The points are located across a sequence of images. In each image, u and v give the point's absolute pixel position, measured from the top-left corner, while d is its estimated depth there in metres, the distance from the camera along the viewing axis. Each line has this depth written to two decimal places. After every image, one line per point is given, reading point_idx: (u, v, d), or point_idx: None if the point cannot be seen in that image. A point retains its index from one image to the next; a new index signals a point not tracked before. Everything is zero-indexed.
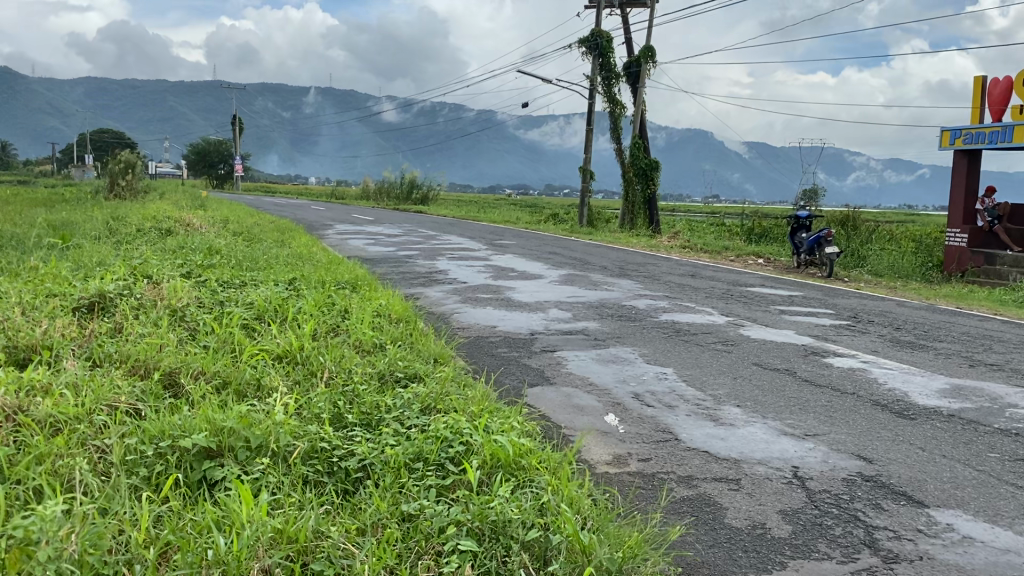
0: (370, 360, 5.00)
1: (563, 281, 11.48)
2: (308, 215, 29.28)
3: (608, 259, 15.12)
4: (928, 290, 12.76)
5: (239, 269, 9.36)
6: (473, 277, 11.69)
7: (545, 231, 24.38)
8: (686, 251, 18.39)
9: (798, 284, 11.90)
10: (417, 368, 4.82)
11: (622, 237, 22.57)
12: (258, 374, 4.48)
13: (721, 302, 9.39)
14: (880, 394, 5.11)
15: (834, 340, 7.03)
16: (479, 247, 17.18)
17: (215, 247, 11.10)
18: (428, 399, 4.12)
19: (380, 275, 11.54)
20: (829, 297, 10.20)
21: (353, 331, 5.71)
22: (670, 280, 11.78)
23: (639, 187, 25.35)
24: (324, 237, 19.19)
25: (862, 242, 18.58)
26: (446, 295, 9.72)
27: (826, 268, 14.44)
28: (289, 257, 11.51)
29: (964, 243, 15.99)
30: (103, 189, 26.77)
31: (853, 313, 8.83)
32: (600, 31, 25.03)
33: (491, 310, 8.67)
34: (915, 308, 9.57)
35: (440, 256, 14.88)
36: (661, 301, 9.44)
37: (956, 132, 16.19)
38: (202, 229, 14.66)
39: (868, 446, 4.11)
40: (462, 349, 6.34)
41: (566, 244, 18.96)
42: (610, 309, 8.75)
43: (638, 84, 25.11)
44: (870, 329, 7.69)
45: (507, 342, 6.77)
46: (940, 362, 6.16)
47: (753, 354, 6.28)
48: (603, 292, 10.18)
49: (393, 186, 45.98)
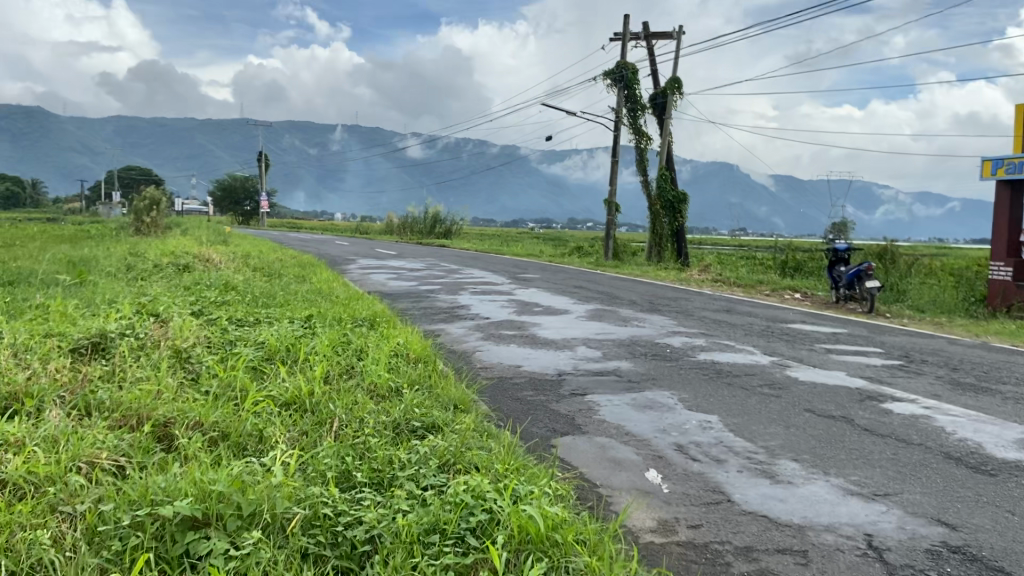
0: (384, 407, 4.56)
1: (591, 316, 11.03)
2: (331, 250, 29.13)
3: (637, 294, 14.65)
4: (976, 326, 12.13)
5: (254, 305, 9.03)
6: (497, 313, 11.28)
7: (570, 265, 23.97)
8: (717, 285, 17.88)
9: (838, 320, 11.36)
10: (436, 417, 4.38)
11: (650, 271, 22.10)
12: (261, 425, 4.06)
13: (761, 340, 8.89)
14: (952, 445, 4.58)
15: (889, 382, 6.50)
16: (503, 282, 16.82)
17: (232, 283, 10.80)
18: (447, 454, 3.67)
19: (402, 311, 11.16)
20: (875, 334, 9.63)
21: (368, 373, 5.28)
22: (704, 316, 11.30)
23: (666, 221, 24.91)
24: (346, 272, 18.90)
25: (900, 276, 17.97)
26: (469, 332, 9.31)
27: (867, 303, 13.85)
28: (307, 293, 11.17)
29: (1009, 277, 15.32)
30: (128, 226, 26.83)
31: (905, 352, 8.28)
32: (626, 63, 24.81)
33: (517, 347, 8.24)
34: (969, 345, 9.00)
35: (463, 291, 14.51)
36: (696, 338, 8.96)
37: (998, 162, 15.62)
38: (222, 265, 14.41)
39: (949, 508, 3.58)
40: (486, 392, 5.92)
41: (593, 279, 18.53)
42: (642, 347, 8.29)
43: (664, 117, 24.81)
44: (925, 370, 7.15)
45: (534, 384, 6.33)
46: (1011, 408, 5.61)
47: (804, 400, 5.77)
48: (635, 329, 9.72)
49: (418, 221, 45.91)
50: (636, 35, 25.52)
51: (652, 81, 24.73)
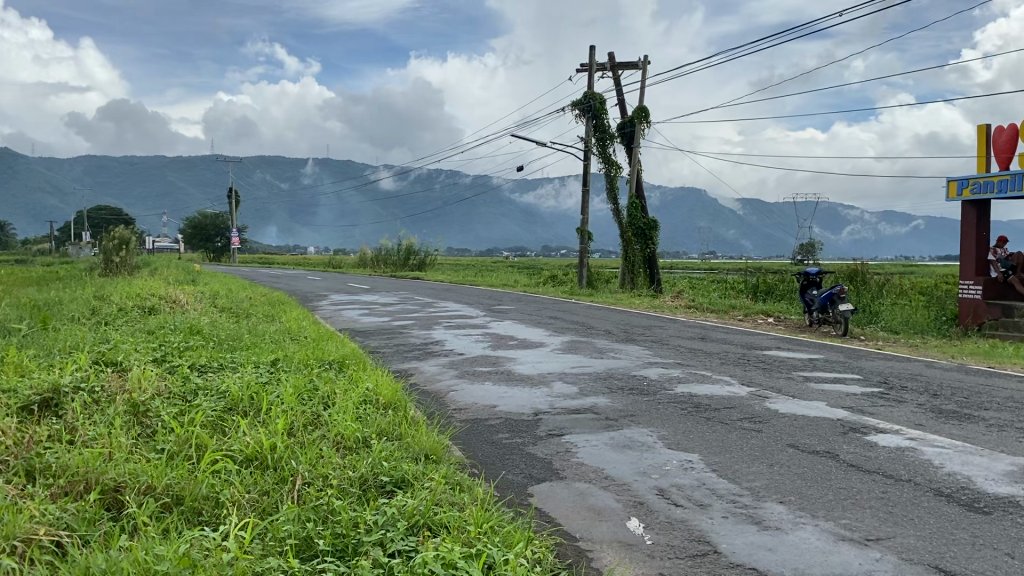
0: (351, 461, 4.35)
1: (566, 348, 10.85)
2: (303, 286, 28.80)
3: (612, 323, 14.51)
4: (951, 347, 12.10)
5: (218, 350, 8.74)
6: (471, 348, 11.06)
7: (544, 294, 23.81)
8: (692, 312, 17.80)
9: (814, 345, 11.27)
10: (406, 470, 4.17)
11: (624, 298, 22.02)
12: (217, 487, 3.82)
13: (738, 369, 8.74)
14: (941, 481, 4.44)
15: (871, 412, 6.36)
16: (477, 314, 16.61)
17: (197, 327, 10.49)
18: (417, 513, 3.46)
19: (373, 350, 10.91)
20: (852, 360, 9.53)
21: (334, 424, 5.05)
22: (680, 344, 11.16)
23: (638, 247, 24.88)
24: (317, 309, 18.59)
25: (872, 297, 18.01)
26: (443, 370, 9.08)
27: (841, 326, 13.78)
28: (275, 334, 10.89)
29: (978, 296, 15.38)
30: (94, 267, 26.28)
31: (883, 378, 8.17)
32: (593, 93, 24.92)
33: (491, 385, 8.02)
34: (946, 369, 8.91)
35: (436, 325, 14.28)
36: (673, 369, 8.79)
37: (964, 182, 15.76)
38: (189, 306, 14.07)
39: (946, 553, 3.44)
40: (459, 437, 5.69)
41: (567, 308, 18.38)
42: (619, 380, 8.10)
43: (633, 145, 24.88)
44: (906, 398, 7.03)
45: (509, 425, 6.12)
46: (996, 436, 5.49)
47: (786, 435, 5.61)
48: (611, 361, 9.54)
49: (391, 252, 45.69)
50: (602, 66, 25.67)
51: (620, 110, 24.82)
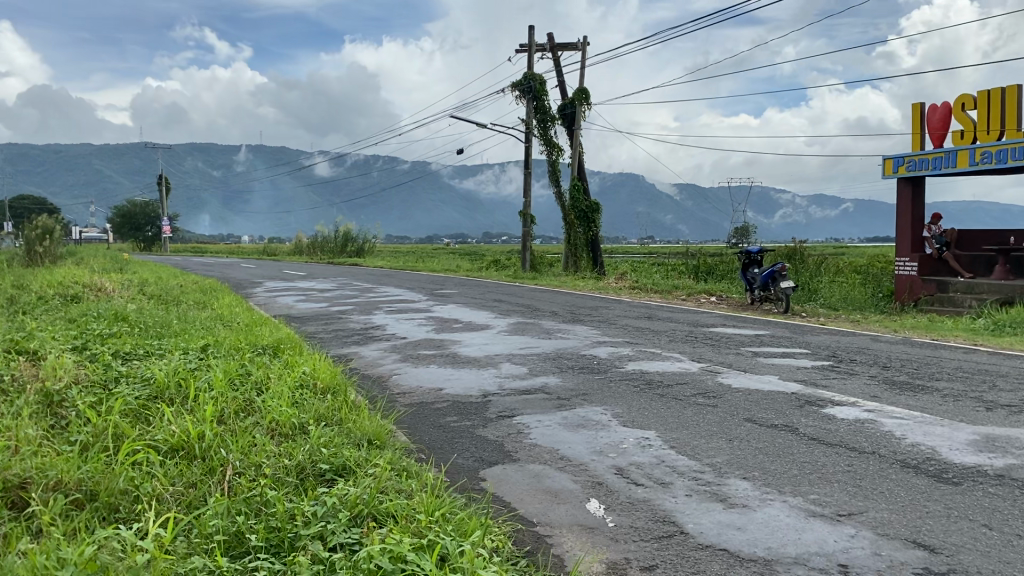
0: (287, 449, 4.02)
1: (511, 330, 10.59)
2: (237, 273, 27.95)
3: (556, 304, 14.32)
4: (892, 322, 12.20)
5: (144, 337, 8.24)
6: (414, 332, 10.72)
7: (486, 279, 23.51)
8: (636, 293, 17.72)
9: (759, 322, 11.23)
10: (348, 457, 3.86)
11: (567, 281, 21.86)
12: (137, 480, 3.45)
13: (687, 346, 8.60)
14: (905, 452, 4.31)
15: (825, 385, 6.25)
16: (419, 298, 16.26)
17: (122, 314, 9.91)
18: (360, 501, 3.17)
19: (311, 335, 10.48)
20: (798, 335, 9.48)
21: (268, 410, 4.69)
22: (627, 324, 10.99)
23: (580, 230, 24.77)
24: (252, 296, 17.95)
25: (811, 275, 18.20)
26: (385, 354, 8.73)
27: (782, 303, 13.80)
28: (207, 321, 10.39)
29: (914, 272, 15.57)
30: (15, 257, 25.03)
31: (832, 352, 8.11)
32: (533, 74, 24.64)
33: (436, 368, 7.71)
34: (892, 342, 8.92)
35: (376, 310, 13.89)
36: (622, 348, 8.60)
37: (899, 159, 15.98)
38: (115, 294, 13.37)
39: (923, 527, 3.28)
40: (404, 421, 5.38)
41: (510, 291, 18.11)
42: (568, 360, 7.87)
43: (573, 126, 24.71)
44: (857, 370, 6.97)
45: (457, 408, 5.83)
46: (952, 406, 5.41)
47: (743, 409, 5.44)
48: (558, 341, 9.31)
49: (329, 239, 44.86)
50: (541, 47, 25.39)
51: (560, 92, 24.59)
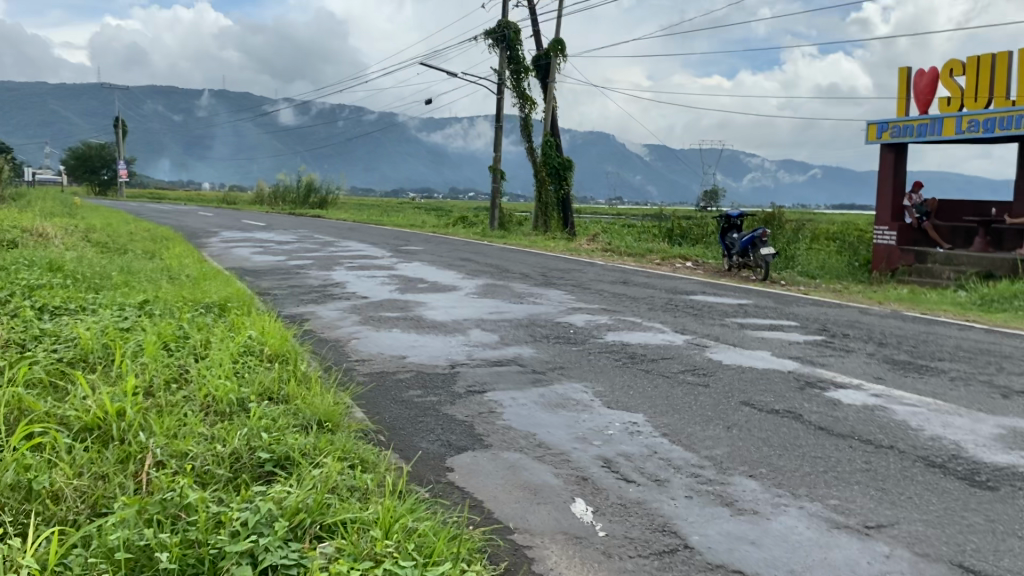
0: (222, 431, 3.42)
1: (481, 293, 9.98)
2: (195, 222, 26.99)
3: (527, 265, 13.73)
4: (874, 293, 11.80)
5: (79, 289, 7.51)
6: (377, 291, 10.07)
7: (453, 236, 22.80)
8: (608, 255, 17.17)
9: (740, 290, 10.79)
10: (293, 444, 3.27)
11: (537, 241, 21.27)
12: (31, 471, 2.83)
13: (668, 315, 8.09)
14: (927, 448, 3.83)
15: (822, 364, 5.77)
16: (384, 254, 15.56)
17: (59, 262, 9.11)
18: (302, 507, 2.60)
19: (266, 292, 9.78)
20: (783, 305, 9.03)
21: (205, 381, 4.07)
22: (601, 289, 10.45)
23: (552, 189, 24.12)
24: (207, 246, 17.13)
25: (786, 242, 17.80)
26: (345, 315, 8.10)
27: (760, 270, 13.33)
28: (153, 272, 9.66)
29: (893, 241, 15.17)
30: None
31: (822, 325, 7.65)
32: (508, 23, 23.75)
33: (400, 333, 7.09)
34: (882, 316, 8.49)
35: (338, 265, 13.18)
36: (599, 315, 8.06)
37: (884, 125, 15.47)
38: (57, 240, 12.50)
39: (968, 547, 2.80)
40: (363, 396, 4.80)
41: (479, 250, 17.45)
42: (542, 328, 7.31)
43: (548, 80, 23.93)
44: (854, 347, 6.50)
45: (421, 381, 5.27)
46: (964, 392, 4.95)
47: (738, 390, 4.93)
48: (531, 306, 8.76)
49: (292, 190, 43.63)
50: None
51: (535, 43, 23.75)
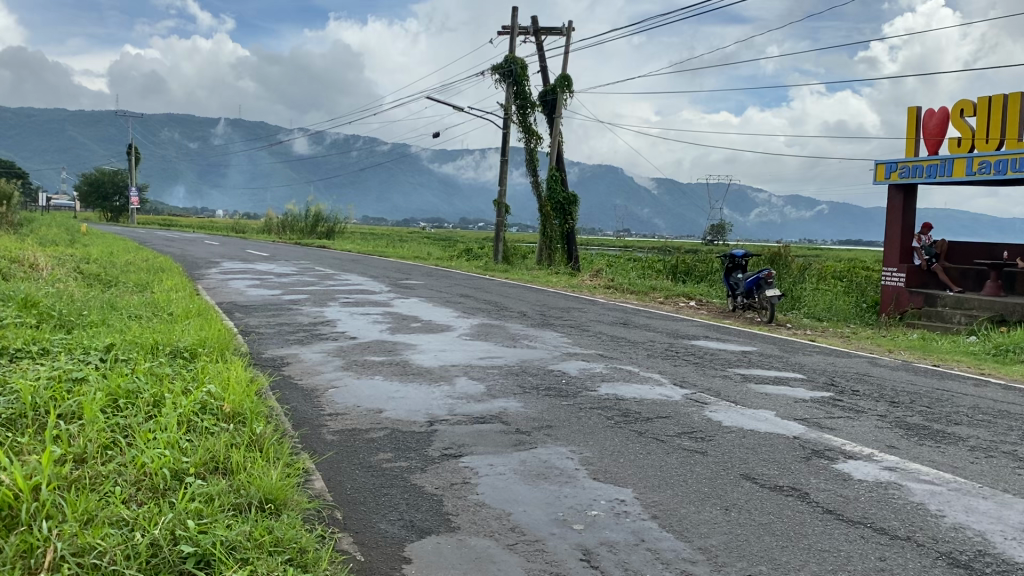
0: (145, 514, 3.00)
1: (474, 334, 9.55)
2: (197, 250, 26.67)
3: (526, 304, 13.31)
4: (885, 339, 11.32)
5: (49, 329, 7.11)
6: (366, 331, 9.65)
7: (456, 269, 22.41)
8: (612, 293, 16.74)
9: (745, 334, 10.34)
10: (222, 535, 2.87)
11: (540, 275, 20.86)
12: None
13: (667, 364, 7.64)
14: (949, 541, 3.38)
15: (830, 428, 5.30)
16: (382, 289, 15.16)
17: (36, 296, 8.71)
18: None
19: (250, 331, 9.37)
20: (789, 354, 8.57)
21: (144, 448, 3.66)
22: (600, 332, 10.01)
23: (557, 223, 23.75)
24: (202, 278, 16.80)
25: (795, 281, 17.37)
26: (327, 359, 7.69)
27: (767, 312, 12.86)
28: (135, 309, 9.28)
29: (901, 283, 14.72)
30: None
31: (830, 379, 7.19)
32: (514, 58, 23.56)
33: (381, 381, 6.67)
34: (893, 368, 8.01)
35: (331, 301, 12.79)
36: (595, 363, 7.61)
37: (892, 165, 15.04)
38: (46, 272, 12.16)
39: None
40: (324, 462, 4.39)
41: (481, 285, 17.04)
42: (533, 377, 6.88)
43: (554, 114, 23.68)
44: (863, 407, 6.05)
45: (394, 441, 4.84)
46: (986, 466, 4.50)
47: (739, 460, 4.49)
48: (524, 351, 8.33)
49: (298, 219, 43.47)
50: (524, 29, 24.30)
51: (541, 77, 23.54)
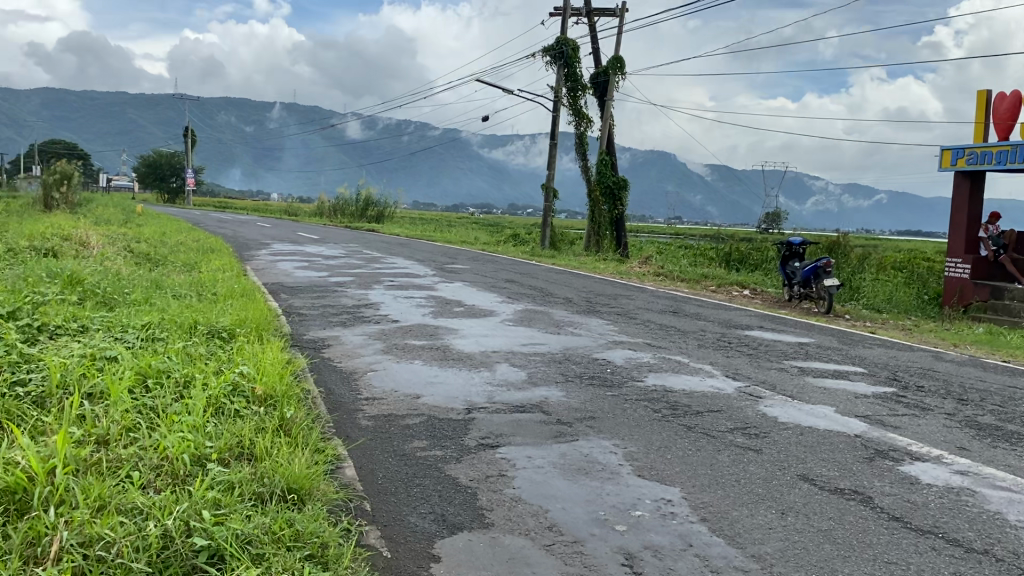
0: (160, 502, 2.84)
1: (518, 320, 9.33)
2: (248, 232, 26.88)
3: (573, 290, 13.04)
4: (949, 333, 10.80)
5: (90, 306, 7.06)
6: (409, 314, 9.50)
7: (503, 254, 22.20)
8: (662, 280, 16.35)
9: (800, 325, 9.95)
10: (238, 528, 2.70)
11: (589, 262, 20.51)
12: None
13: (719, 355, 7.32)
14: None
15: (894, 426, 4.96)
16: (427, 273, 15.02)
17: (81, 273, 8.70)
18: None
19: (293, 312, 9.27)
20: (847, 347, 8.18)
21: (170, 431, 3.52)
22: (649, 320, 9.71)
23: (606, 208, 23.33)
24: (251, 259, 16.85)
25: (852, 271, 16.78)
26: (367, 342, 7.53)
27: (824, 303, 12.38)
28: (179, 288, 9.23)
29: (966, 275, 14.06)
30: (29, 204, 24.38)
31: (892, 373, 6.81)
32: (566, 39, 23.15)
33: (421, 366, 6.49)
34: (960, 363, 7.59)
35: (376, 284, 12.68)
36: (642, 353, 7.33)
37: (959, 151, 14.32)
38: (97, 250, 12.24)
39: None
40: (356, 449, 4.22)
41: (528, 270, 16.80)
42: (577, 366, 6.63)
43: (606, 97, 23.26)
44: (929, 405, 5.68)
45: (430, 429, 4.65)
46: None
47: (796, 460, 4.19)
48: (569, 338, 8.08)
49: (349, 203, 43.70)
50: (577, 10, 23.89)
51: (594, 60, 23.13)
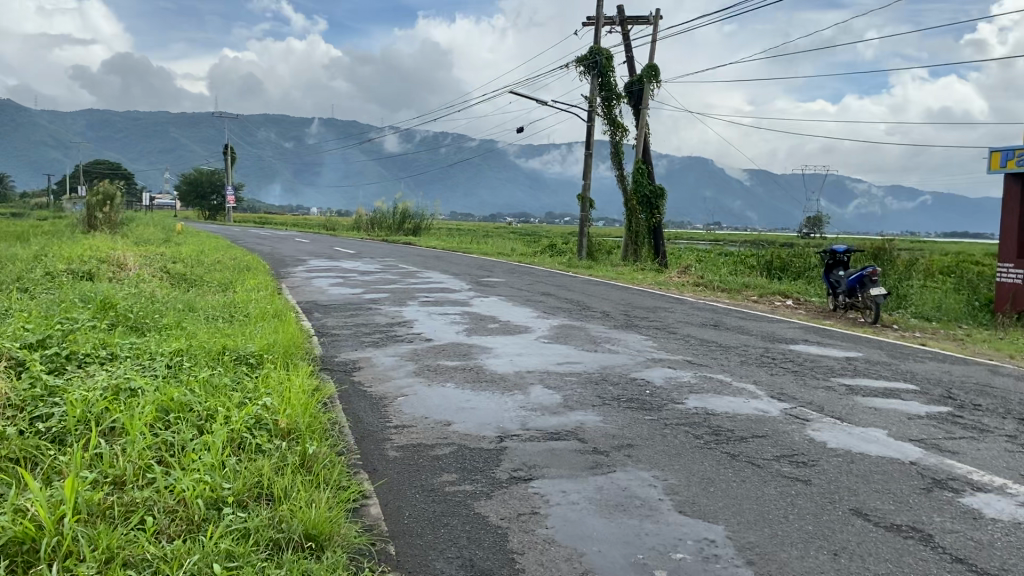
0: (171, 554, 2.70)
1: (554, 337, 9.13)
2: (286, 249, 27.02)
3: (610, 303, 12.81)
4: (1004, 342, 10.35)
5: (120, 332, 7.00)
6: (443, 333, 9.35)
7: (539, 266, 22.00)
8: (701, 291, 16.01)
9: (847, 338, 9.60)
10: None
11: (626, 272, 20.22)
12: None
13: (762, 373, 7.04)
14: None
15: (952, 451, 4.67)
16: (462, 288, 14.87)
17: (114, 297, 8.68)
18: None
19: (325, 333, 9.17)
20: (897, 361, 7.84)
21: (186, 471, 3.39)
22: (688, 334, 9.43)
23: (643, 217, 23.04)
24: (286, 277, 16.86)
25: (899, 278, 16.27)
26: (399, 364, 7.38)
27: (871, 312, 11.97)
28: (212, 311, 9.17)
29: (1020, 280, 13.56)
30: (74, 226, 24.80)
31: (946, 390, 6.48)
32: (599, 49, 22.94)
33: (453, 390, 6.32)
34: (1019, 378, 7.21)
35: (410, 301, 12.56)
36: (682, 371, 7.08)
37: (1009, 153, 13.75)
38: (134, 272, 12.31)
39: None
40: (381, 484, 4.05)
41: (564, 283, 16.58)
42: (614, 387, 6.40)
43: (641, 105, 22.99)
44: (988, 425, 5.36)
45: (460, 460, 4.47)
46: None
47: (848, 492, 3.93)
48: (606, 356, 7.85)
49: (386, 216, 43.84)
50: (610, 19, 23.69)
51: (628, 68, 22.89)
